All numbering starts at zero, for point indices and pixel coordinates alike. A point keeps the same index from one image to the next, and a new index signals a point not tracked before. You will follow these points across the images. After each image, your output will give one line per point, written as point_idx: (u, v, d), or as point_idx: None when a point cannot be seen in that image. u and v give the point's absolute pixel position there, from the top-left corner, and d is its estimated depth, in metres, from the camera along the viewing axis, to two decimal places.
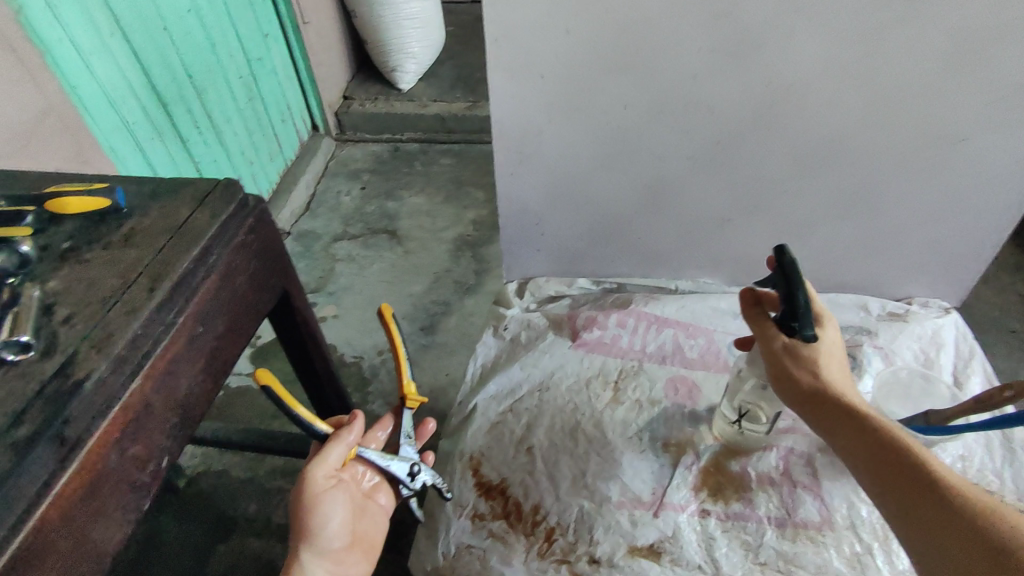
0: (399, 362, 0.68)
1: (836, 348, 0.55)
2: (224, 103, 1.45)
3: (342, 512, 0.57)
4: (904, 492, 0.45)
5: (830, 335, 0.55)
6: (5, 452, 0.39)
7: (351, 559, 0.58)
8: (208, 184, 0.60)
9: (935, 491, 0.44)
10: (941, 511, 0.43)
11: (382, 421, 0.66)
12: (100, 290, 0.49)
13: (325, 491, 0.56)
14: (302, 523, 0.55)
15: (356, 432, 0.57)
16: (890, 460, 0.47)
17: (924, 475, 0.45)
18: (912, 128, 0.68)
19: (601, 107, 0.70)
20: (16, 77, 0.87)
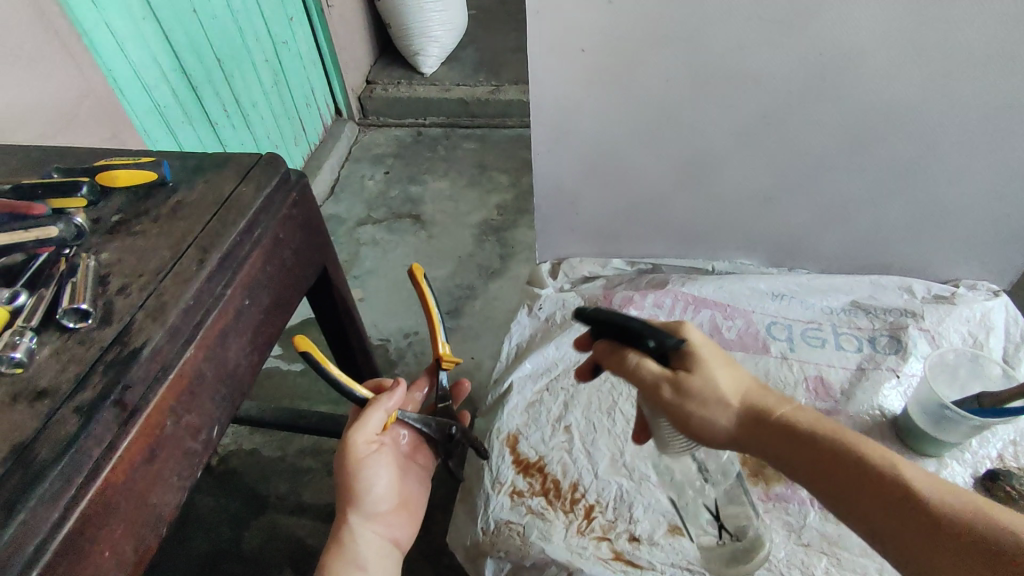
0: (432, 325, 0.68)
1: (714, 349, 0.50)
2: (251, 86, 1.46)
3: (387, 476, 0.58)
4: (879, 514, 0.41)
5: (700, 343, 0.49)
6: (68, 416, 0.39)
7: (399, 521, 0.60)
8: (251, 158, 0.60)
9: (909, 503, 0.40)
10: (924, 525, 0.39)
11: (418, 382, 0.70)
12: (152, 261, 0.50)
13: (368, 456, 0.57)
14: (349, 488, 0.56)
15: (396, 398, 0.57)
16: (847, 481, 0.42)
17: (892, 487, 0.40)
18: (967, 101, 0.66)
19: (642, 82, 0.69)
20: (56, 58, 0.87)
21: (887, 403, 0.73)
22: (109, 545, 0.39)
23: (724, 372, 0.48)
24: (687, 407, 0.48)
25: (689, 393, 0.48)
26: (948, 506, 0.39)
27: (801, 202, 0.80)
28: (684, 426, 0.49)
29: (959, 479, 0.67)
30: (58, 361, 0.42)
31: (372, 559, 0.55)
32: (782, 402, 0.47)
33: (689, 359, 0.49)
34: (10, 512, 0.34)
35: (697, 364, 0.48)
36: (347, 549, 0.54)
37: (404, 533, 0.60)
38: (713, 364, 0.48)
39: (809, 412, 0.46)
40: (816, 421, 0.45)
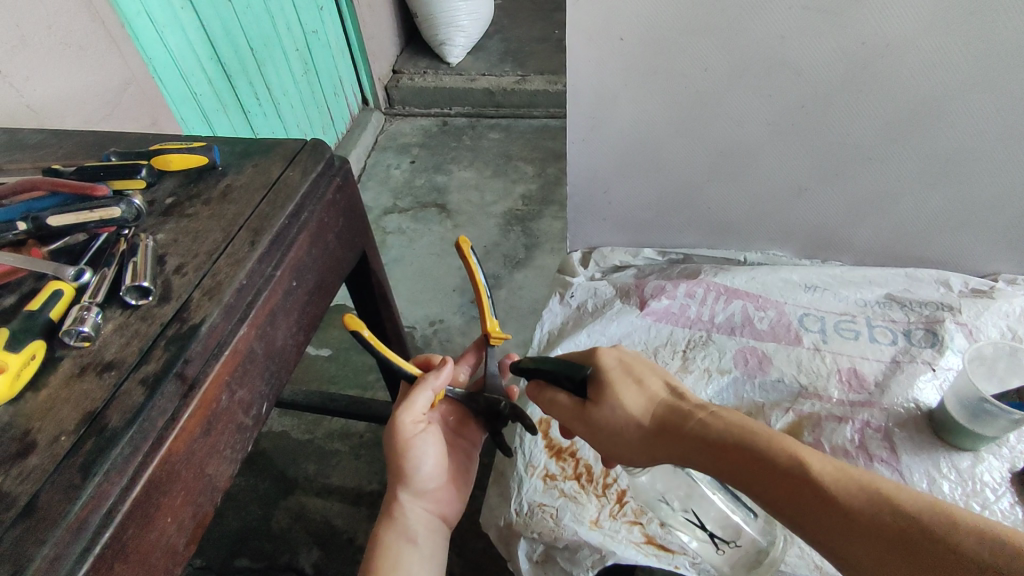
0: (482, 301, 0.69)
1: (626, 368, 0.53)
2: (282, 75, 1.48)
3: (438, 453, 0.59)
4: (789, 507, 0.41)
5: (610, 366, 0.53)
6: (134, 387, 0.41)
7: (449, 496, 0.61)
8: (296, 144, 0.62)
9: (813, 495, 0.39)
10: (828, 516, 0.38)
11: (467, 359, 0.72)
12: (206, 242, 0.51)
13: (417, 436, 0.58)
14: (398, 467, 0.58)
15: (443, 376, 0.59)
16: (755, 479, 0.42)
17: (795, 480, 0.40)
18: (1016, 91, 0.64)
19: (681, 70, 0.69)
20: (102, 46, 0.89)
21: (923, 396, 0.72)
22: (171, 511, 0.41)
23: (633, 388, 0.51)
24: (604, 429, 0.51)
25: (602, 413, 0.51)
26: (851, 494, 0.38)
27: (837, 193, 0.80)
28: (614, 452, 0.52)
29: (997, 473, 0.67)
30: (121, 335, 0.44)
31: (423, 533, 0.57)
32: (693, 405, 0.48)
33: (599, 381, 0.52)
34: (85, 476, 0.36)
35: (604, 385, 0.52)
36: (400, 524, 0.56)
37: (453, 508, 0.62)
38: (619, 382, 0.51)
39: (718, 410, 0.46)
40: (722, 418, 0.46)
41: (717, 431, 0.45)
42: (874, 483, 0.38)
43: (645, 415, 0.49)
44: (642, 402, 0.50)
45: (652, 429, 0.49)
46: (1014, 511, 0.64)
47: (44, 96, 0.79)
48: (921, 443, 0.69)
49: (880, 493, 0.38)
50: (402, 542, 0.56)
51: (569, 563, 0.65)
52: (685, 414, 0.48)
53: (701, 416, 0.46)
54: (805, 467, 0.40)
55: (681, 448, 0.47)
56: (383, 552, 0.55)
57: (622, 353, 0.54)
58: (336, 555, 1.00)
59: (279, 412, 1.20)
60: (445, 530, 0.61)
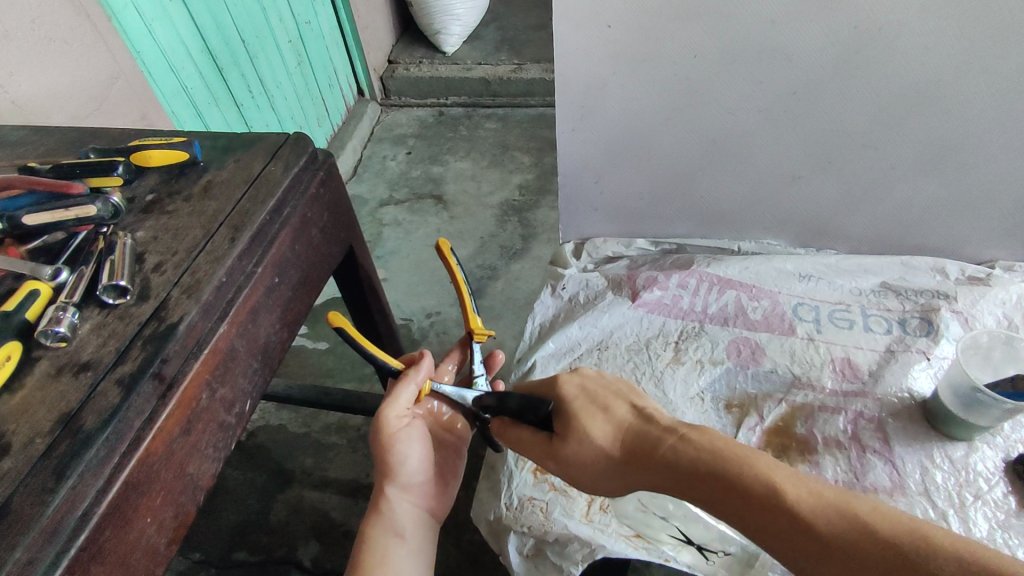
0: (462, 297, 0.70)
1: (588, 395, 0.53)
2: (274, 67, 1.46)
3: (424, 447, 0.60)
4: (765, 534, 0.39)
5: (573, 396, 0.53)
6: (111, 387, 0.41)
7: (437, 492, 0.61)
8: (279, 138, 0.61)
9: (790, 525, 0.38)
10: (808, 545, 0.37)
11: (452, 355, 0.72)
12: (186, 239, 0.51)
13: (402, 430, 0.59)
14: (384, 461, 0.58)
15: (423, 369, 0.63)
16: (731, 510, 0.41)
17: (769, 510, 0.39)
18: (1013, 74, 0.63)
19: (670, 58, 0.67)
20: (88, 41, 0.88)
21: (917, 385, 0.72)
22: (151, 512, 0.40)
23: (598, 417, 0.50)
24: (575, 463, 0.51)
25: (570, 447, 0.50)
26: (828, 521, 0.37)
27: (833, 180, 0.79)
28: (589, 485, 0.51)
29: (990, 463, 0.66)
30: (99, 335, 0.44)
31: (412, 529, 0.57)
32: (660, 428, 0.47)
33: (565, 414, 0.52)
34: (59, 478, 0.36)
35: (570, 417, 0.51)
36: (388, 519, 0.56)
37: (441, 505, 0.61)
38: (584, 413, 0.51)
39: (686, 433, 0.45)
40: (691, 444, 0.44)
41: (688, 458, 0.43)
42: (850, 506, 0.37)
43: (614, 445, 0.49)
44: (608, 430, 0.49)
45: (623, 459, 0.48)
46: (1008, 501, 0.63)
47: (29, 92, 0.78)
48: (914, 433, 0.69)
49: (857, 519, 0.36)
50: (390, 537, 0.55)
51: (558, 557, 0.64)
52: (654, 441, 0.46)
53: (669, 443, 0.45)
54: (779, 495, 0.39)
55: (652, 477, 0.46)
56: (372, 547, 0.54)
57: (582, 379, 0.54)
58: (333, 547, 1.01)
59: (274, 406, 1.20)
60: (434, 526, 0.60)
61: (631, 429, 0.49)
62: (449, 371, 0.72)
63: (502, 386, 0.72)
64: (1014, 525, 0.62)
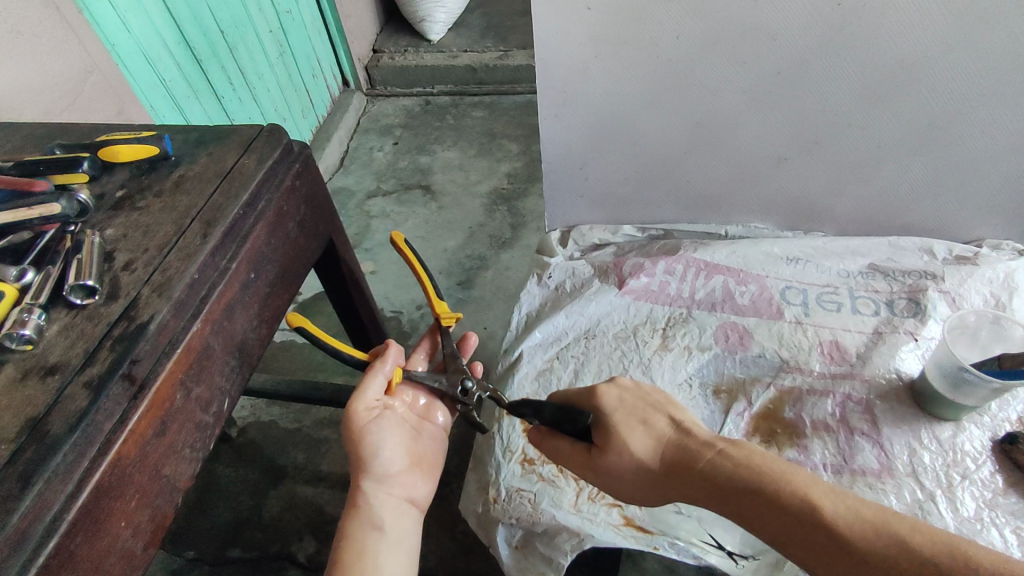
0: (424, 285, 0.71)
1: (628, 406, 0.53)
2: (255, 58, 1.43)
3: (397, 437, 0.60)
4: (804, 552, 0.41)
5: (613, 407, 0.53)
6: (80, 391, 0.40)
7: (416, 480, 0.60)
8: (252, 130, 0.59)
9: (828, 541, 0.39)
10: (845, 561, 0.39)
11: (422, 344, 0.72)
12: (156, 236, 0.50)
13: (370, 422, 0.59)
14: (356, 456, 0.58)
15: (390, 358, 0.62)
16: (769, 524, 0.43)
17: (809, 526, 0.40)
18: (998, 49, 0.62)
19: (651, 39, 0.66)
20: (58, 34, 0.86)
21: (904, 366, 0.72)
22: (125, 515, 0.40)
23: (637, 429, 0.51)
24: (612, 473, 0.52)
25: (608, 459, 0.51)
26: (865, 538, 0.38)
27: (820, 161, 0.78)
28: (624, 494, 0.53)
29: (978, 442, 0.66)
30: (67, 337, 0.43)
31: (391, 521, 0.56)
32: (700, 443, 0.48)
33: (603, 425, 0.53)
34: (26, 484, 0.35)
35: (609, 428, 0.52)
36: (364, 512, 0.55)
37: (422, 492, 0.61)
38: (623, 425, 0.52)
39: (726, 449, 0.47)
40: (731, 459, 0.46)
41: (729, 474, 0.45)
42: (888, 524, 0.38)
43: (653, 457, 0.50)
44: (648, 443, 0.50)
45: (662, 471, 0.49)
46: (994, 480, 0.64)
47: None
48: (902, 415, 0.68)
49: (895, 537, 0.38)
50: (367, 531, 0.54)
51: (547, 548, 0.64)
52: (694, 455, 0.48)
53: (710, 458, 0.47)
54: (818, 511, 0.40)
55: (693, 491, 0.47)
56: (349, 542, 0.53)
57: (621, 390, 0.54)
58: (327, 542, 1.00)
59: (265, 402, 1.19)
60: (417, 516, 0.59)
61: (672, 443, 0.50)
62: (422, 360, 0.72)
63: (479, 367, 0.71)
64: (1001, 504, 0.62)
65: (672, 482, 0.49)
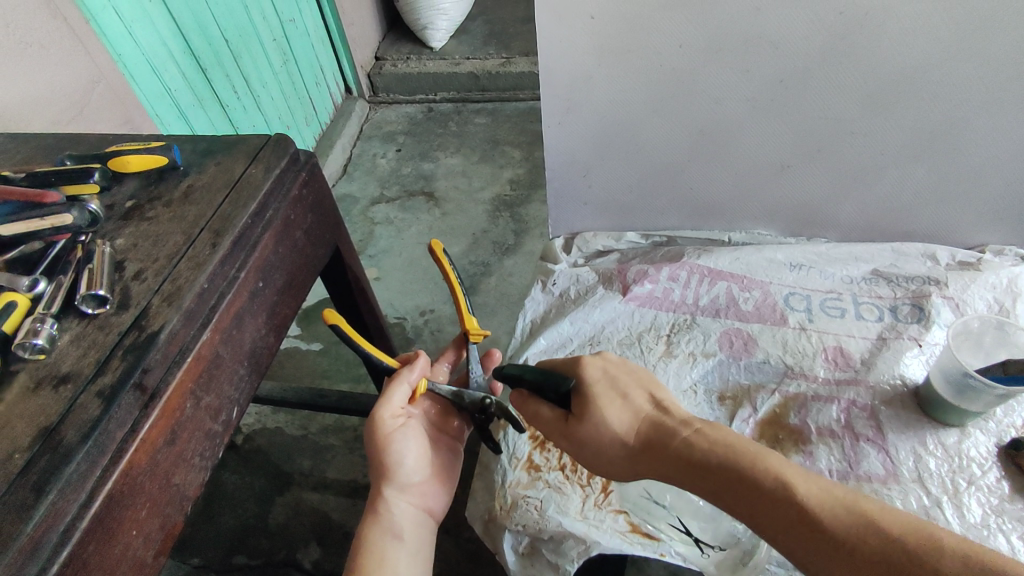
0: (457, 298, 0.71)
1: (610, 380, 0.53)
2: (259, 66, 1.44)
3: (420, 446, 0.60)
4: (773, 530, 0.40)
5: (595, 379, 0.53)
6: (92, 400, 0.40)
7: (435, 490, 0.60)
8: (259, 140, 0.60)
9: (798, 518, 0.39)
10: (814, 538, 0.38)
11: (446, 355, 0.73)
12: (166, 246, 0.50)
13: (395, 429, 0.59)
14: (379, 462, 0.58)
15: (417, 368, 0.63)
16: (738, 499, 0.42)
17: (780, 503, 0.40)
18: (1001, 56, 0.63)
19: (655, 48, 0.67)
20: (65, 44, 0.87)
21: (909, 372, 0.72)
22: (136, 524, 0.40)
23: (617, 403, 0.51)
24: (587, 444, 0.51)
25: (585, 428, 0.51)
26: (836, 517, 0.38)
27: (823, 168, 0.78)
28: (596, 466, 0.52)
29: (983, 448, 0.66)
30: (78, 346, 0.43)
31: (410, 529, 0.56)
32: (677, 422, 0.48)
33: (583, 395, 0.52)
34: (39, 494, 0.36)
35: (588, 398, 0.52)
36: (385, 519, 0.55)
37: (439, 503, 0.61)
38: (603, 397, 0.52)
39: (703, 427, 0.46)
40: (704, 436, 0.46)
41: (702, 451, 0.45)
42: (859, 504, 0.38)
43: (629, 432, 0.50)
44: (626, 418, 0.50)
45: (636, 445, 0.49)
46: (1001, 486, 0.63)
47: (6, 98, 0.76)
48: (907, 421, 0.69)
49: (864, 516, 0.38)
50: (388, 538, 0.54)
51: (553, 555, 0.64)
52: (670, 432, 0.48)
53: (685, 434, 0.46)
54: (789, 488, 0.40)
55: (666, 465, 0.47)
56: (369, 548, 0.53)
57: (606, 362, 0.55)
58: (333, 549, 1.00)
59: (270, 409, 1.19)
60: (432, 526, 0.60)
61: (650, 417, 0.50)
62: (445, 371, 0.72)
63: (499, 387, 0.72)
64: (1008, 510, 0.62)
65: (647, 456, 0.48)
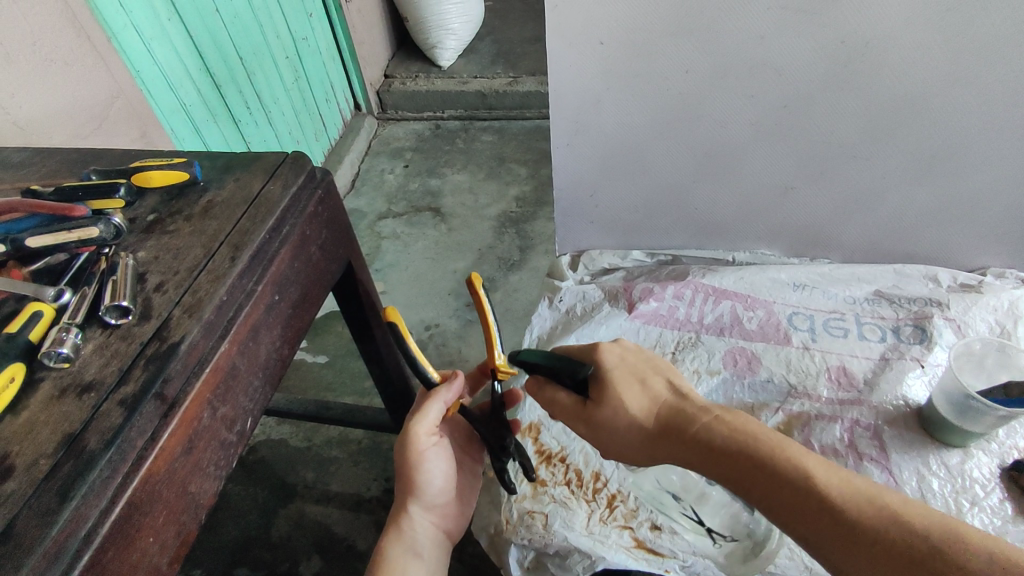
0: (490, 333, 0.65)
1: (627, 365, 0.51)
2: (271, 83, 1.47)
3: (449, 467, 0.61)
4: (794, 521, 0.40)
5: (612, 364, 0.51)
6: (114, 408, 0.41)
7: (453, 510, 0.63)
8: (277, 157, 0.62)
9: (822, 509, 0.39)
10: (837, 531, 0.38)
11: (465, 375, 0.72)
12: (186, 259, 0.52)
13: (429, 449, 0.58)
14: (409, 480, 0.59)
15: (453, 388, 0.59)
16: (760, 488, 0.42)
17: (806, 495, 0.40)
18: (999, 84, 0.64)
19: (662, 73, 0.69)
20: (87, 61, 0.89)
21: (912, 393, 0.73)
22: (153, 531, 0.41)
23: (635, 388, 0.50)
24: (604, 431, 0.50)
25: (602, 414, 0.49)
26: (862, 511, 0.38)
27: (826, 190, 0.80)
28: (613, 452, 0.51)
29: (986, 469, 0.67)
30: (102, 355, 0.44)
31: (428, 547, 0.59)
32: (697, 408, 0.47)
33: (601, 380, 0.50)
34: (63, 499, 0.37)
35: (606, 384, 0.50)
36: (407, 537, 0.58)
37: (457, 522, 0.63)
38: (621, 382, 0.50)
39: (725, 414, 0.45)
40: (727, 423, 0.45)
41: (725, 439, 0.44)
42: (883, 498, 0.39)
43: (648, 418, 0.48)
44: (645, 403, 0.49)
45: (655, 430, 0.48)
46: (1004, 508, 0.64)
47: (30, 112, 0.78)
48: (909, 441, 0.69)
49: (889, 510, 0.38)
50: (408, 557, 0.57)
51: (560, 570, 0.65)
52: (691, 419, 0.46)
53: (708, 422, 0.45)
54: (814, 481, 0.40)
55: (687, 452, 0.46)
56: (391, 566, 0.56)
57: (623, 347, 0.52)
58: (335, 563, 1.00)
59: (275, 421, 1.20)
60: (447, 544, 0.62)
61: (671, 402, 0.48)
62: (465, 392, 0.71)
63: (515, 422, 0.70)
64: (1011, 531, 0.63)
65: (667, 443, 0.47)
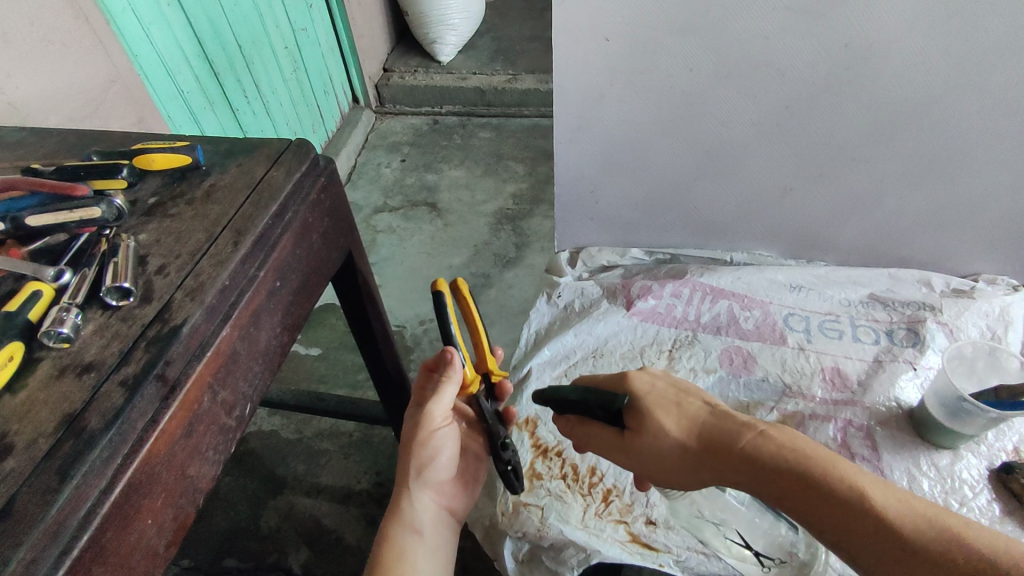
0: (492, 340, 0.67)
1: (661, 390, 0.52)
2: (269, 72, 1.46)
3: (452, 448, 0.62)
4: (851, 542, 0.41)
5: (646, 391, 0.52)
6: (115, 389, 0.41)
7: (455, 491, 0.63)
8: (280, 144, 0.61)
9: (880, 528, 0.40)
10: (897, 551, 0.39)
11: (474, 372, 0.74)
12: (189, 243, 0.51)
13: (438, 429, 0.60)
14: (413, 458, 0.59)
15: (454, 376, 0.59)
16: (812, 507, 0.42)
17: (862, 514, 0.40)
18: (998, 92, 0.65)
19: (666, 71, 0.69)
20: (84, 43, 0.88)
21: (904, 395, 0.74)
22: (152, 513, 0.41)
23: (673, 411, 0.50)
24: (647, 456, 0.50)
25: (644, 440, 0.50)
26: (919, 529, 0.39)
27: (824, 193, 0.80)
28: (655, 477, 0.51)
29: (976, 471, 0.68)
30: (102, 337, 0.44)
31: (428, 526, 0.58)
32: (739, 424, 0.48)
33: (638, 407, 0.51)
34: (63, 478, 0.36)
35: (645, 411, 0.51)
36: (405, 515, 0.57)
37: (459, 504, 0.63)
38: (658, 405, 0.51)
39: (768, 430, 0.46)
40: (772, 440, 0.45)
41: (772, 457, 0.45)
42: (937, 516, 0.40)
43: (689, 438, 0.49)
44: (685, 425, 0.49)
45: (697, 450, 0.48)
46: (992, 508, 0.65)
47: (27, 94, 0.77)
48: (901, 442, 0.70)
49: (946, 529, 0.39)
50: (408, 534, 0.56)
51: (554, 563, 0.65)
52: (734, 436, 0.47)
53: (753, 439, 0.46)
54: (869, 499, 0.41)
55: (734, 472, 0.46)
56: (389, 542, 0.55)
57: (652, 375, 0.54)
58: (324, 555, 1.00)
59: (267, 412, 1.20)
60: (450, 526, 0.62)
61: (714, 422, 0.49)
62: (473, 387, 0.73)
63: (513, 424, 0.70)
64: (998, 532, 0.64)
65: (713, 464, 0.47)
